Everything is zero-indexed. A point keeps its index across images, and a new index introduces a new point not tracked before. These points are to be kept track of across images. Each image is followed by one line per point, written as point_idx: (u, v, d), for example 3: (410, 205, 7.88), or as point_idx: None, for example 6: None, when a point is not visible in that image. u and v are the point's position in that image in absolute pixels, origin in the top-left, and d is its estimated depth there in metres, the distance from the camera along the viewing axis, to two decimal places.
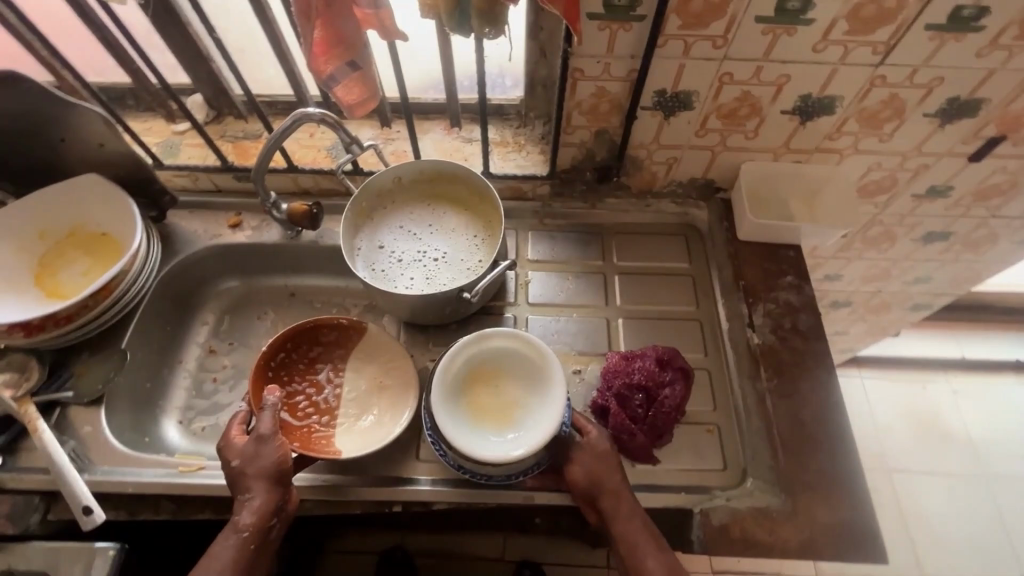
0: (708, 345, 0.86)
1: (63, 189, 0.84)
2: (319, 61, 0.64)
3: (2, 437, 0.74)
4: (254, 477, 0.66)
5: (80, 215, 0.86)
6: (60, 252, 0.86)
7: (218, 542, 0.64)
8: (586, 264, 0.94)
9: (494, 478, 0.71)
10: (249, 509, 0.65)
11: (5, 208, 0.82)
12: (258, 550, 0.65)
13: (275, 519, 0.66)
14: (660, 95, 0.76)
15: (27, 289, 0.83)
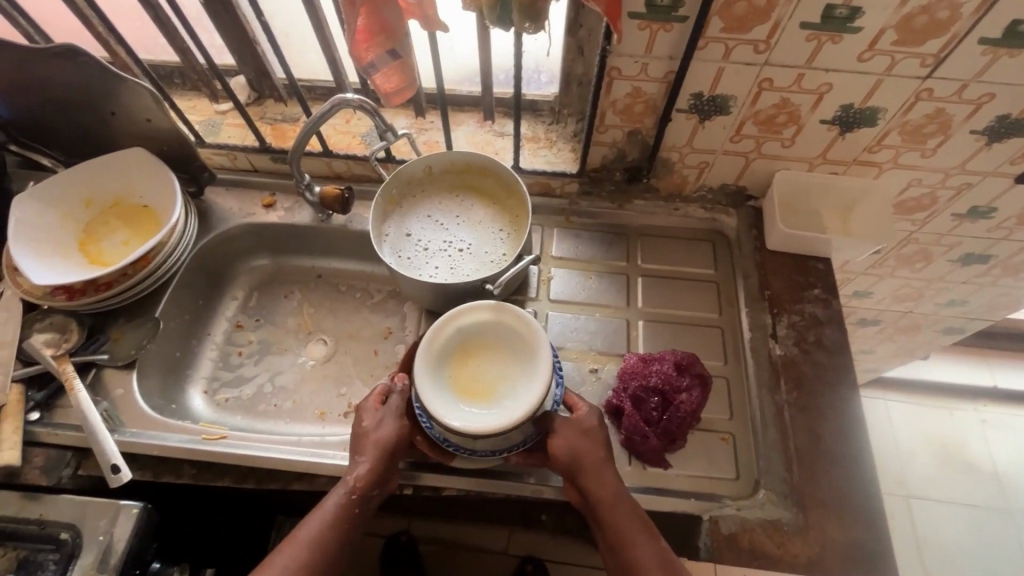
0: (729, 354, 0.86)
1: (110, 161, 0.88)
2: (360, 48, 0.65)
3: (41, 393, 0.77)
4: (371, 445, 0.71)
5: (125, 187, 0.90)
6: (104, 221, 0.90)
7: (328, 495, 0.70)
8: (609, 264, 0.93)
9: (479, 452, 0.71)
10: (359, 472, 0.70)
11: (56, 175, 0.86)
12: (356, 515, 0.70)
13: (378, 490, 0.71)
14: (697, 97, 0.75)
15: (72, 253, 0.86)
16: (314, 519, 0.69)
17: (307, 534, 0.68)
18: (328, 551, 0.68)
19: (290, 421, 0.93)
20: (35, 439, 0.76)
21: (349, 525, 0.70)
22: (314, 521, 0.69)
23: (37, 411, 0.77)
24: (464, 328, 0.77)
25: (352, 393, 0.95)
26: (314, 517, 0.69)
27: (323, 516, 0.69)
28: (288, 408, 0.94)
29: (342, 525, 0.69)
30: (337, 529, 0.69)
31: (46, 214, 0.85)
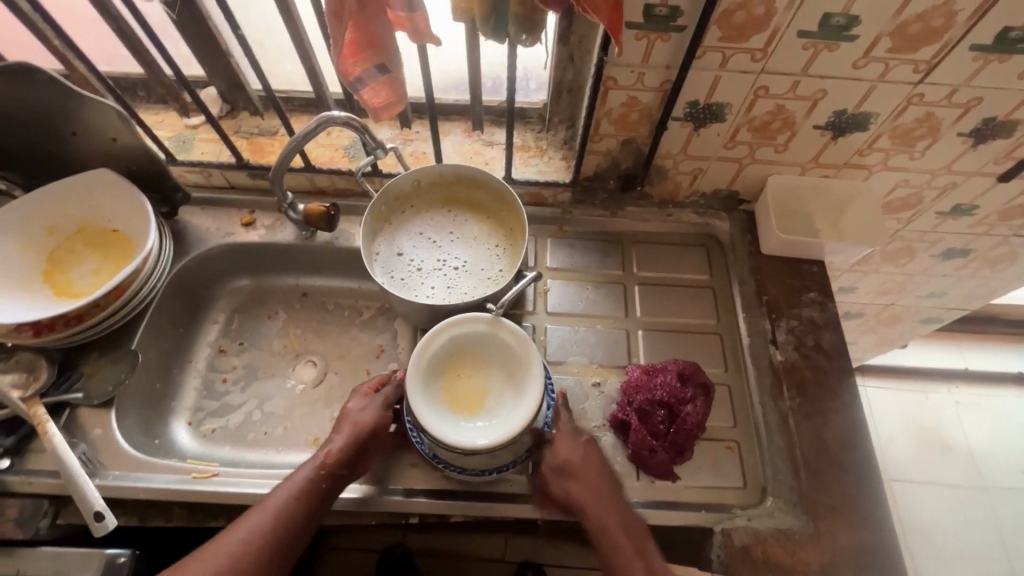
0: (729, 361, 0.85)
1: (72, 184, 0.82)
2: (348, 62, 0.62)
3: (11, 439, 0.72)
4: (349, 423, 0.71)
5: (91, 213, 0.84)
6: (71, 249, 0.84)
7: (302, 468, 0.68)
8: (605, 274, 0.92)
9: (468, 470, 0.69)
10: (335, 447, 0.69)
11: (14, 202, 0.80)
12: (324, 496, 0.67)
13: (351, 472, 0.69)
14: (693, 106, 0.74)
15: (37, 285, 0.80)
16: (283, 489, 0.67)
17: (274, 501, 0.66)
18: (290, 525, 0.65)
19: (282, 450, 0.89)
20: (8, 489, 0.71)
21: (316, 504, 0.67)
22: (281, 491, 0.66)
23: (6, 458, 0.72)
24: (454, 338, 0.72)
25: None
26: (284, 487, 0.67)
27: (292, 487, 0.67)
28: (279, 436, 0.90)
29: (311, 499, 0.67)
30: (305, 501, 0.66)
31: (7, 245, 0.80)
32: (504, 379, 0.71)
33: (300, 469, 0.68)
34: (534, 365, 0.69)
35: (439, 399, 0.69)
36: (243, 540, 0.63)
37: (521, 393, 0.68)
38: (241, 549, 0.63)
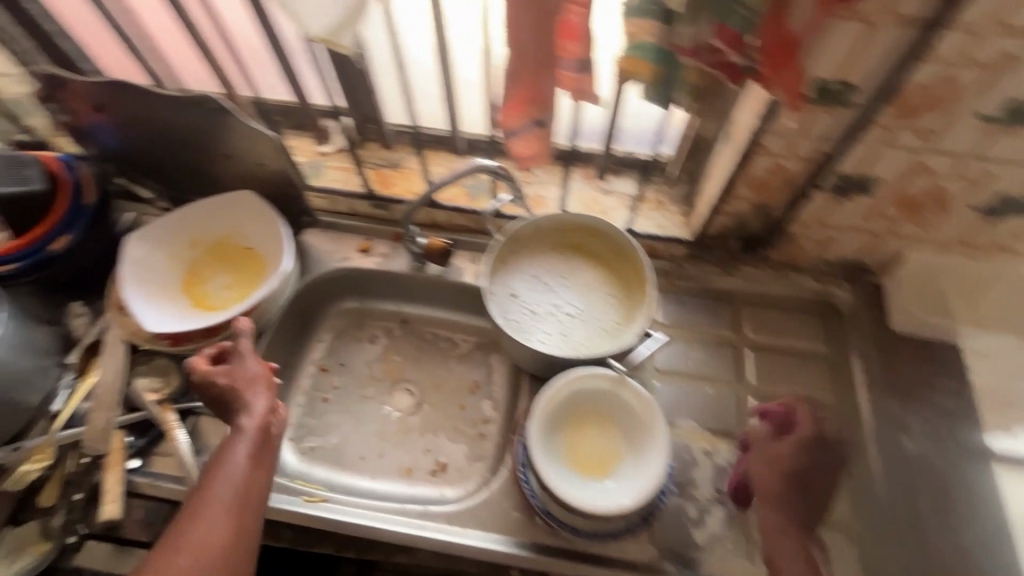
0: (849, 442, 0.81)
1: (218, 202, 0.87)
2: (510, 115, 0.63)
3: (142, 440, 0.76)
4: (244, 385, 0.69)
5: (234, 231, 0.89)
6: (208, 262, 0.89)
7: (229, 450, 0.63)
8: (716, 334, 0.89)
9: (584, 530, 0.69)
10: (253, 420, 0.66)
11: (166, 215, 0.86)
12: (265, 449, 0.66)
13: (275, 419, 0.69)
14: (841, 177, 0.72)
15: (178, 295, 0.85)
16: (222, 476, 0.62)
17: (223, 492, 0.60)
18: (254, 494, 0.62)
19: (377, 477, 0.89)
20: (134, 490, 0.73)
21: (259, 469, 0.64)
22: (221, 483, 0.61)
23: (137, 458, 0.75)
24: (576, 393, 0.71)
25: (439, 449, 0.91)
26: (218, 476, 0.61)
27: (233, 472, 0.62)
28: (373, 461, 0.90)
29: (259, 466, 0.64)
30: (250, 472, 0.63)
31: (159, 255, 0.85)
32: (624, 439, 0.71)
33: (228, 449, 0.64)
34: (659, 430, 0.68)
35: (560, 455, 0.70)
36: (224, 525, 0.59)
37: (643, 455, 0.68)
38: (229, 544, 0.58)
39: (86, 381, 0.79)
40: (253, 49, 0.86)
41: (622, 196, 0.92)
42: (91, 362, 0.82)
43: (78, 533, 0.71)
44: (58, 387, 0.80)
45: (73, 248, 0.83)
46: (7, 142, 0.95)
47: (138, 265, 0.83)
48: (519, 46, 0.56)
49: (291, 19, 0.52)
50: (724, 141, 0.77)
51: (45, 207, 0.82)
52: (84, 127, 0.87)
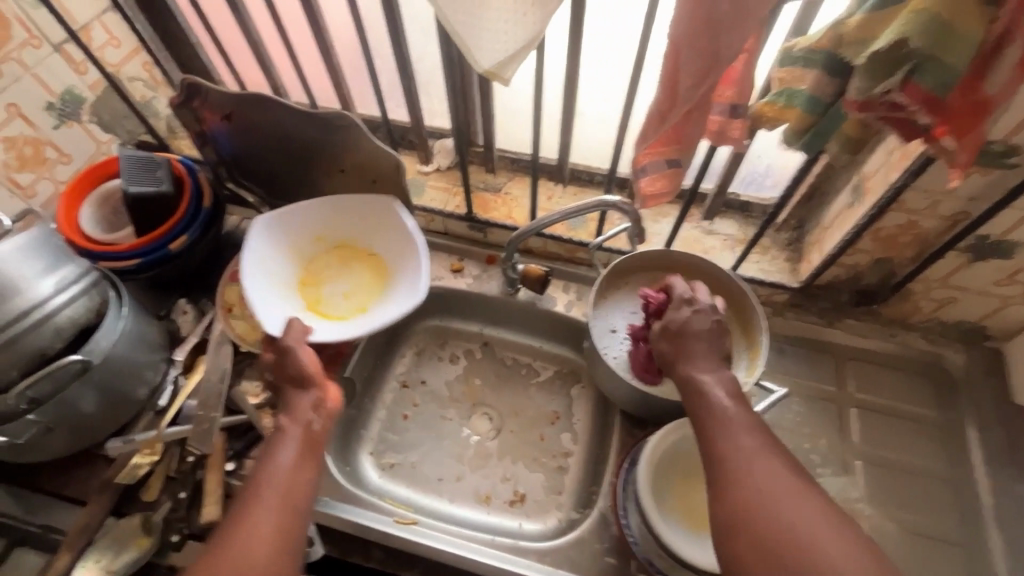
0: (965, 518, 0.76)
1: (353, 200, 0.87)
2: (645, 152, 0.62)
3: (240, 444, 0.77)
4: (286, 377, 0.65)
5: (357, 240, 0.89)
6: (333, 260, 0.89)
7: (274, 452, 0.57)
8: (818, 389, 0.85)
9: None
10: (299, 422, 0.61)
11: (301, 206, 0.86)
12: (313, 447, 0.59)
13: (319, 420, 0.61)
14: (981, 239, 0.68)
15: (293, 289, 0.85)
16: (267, 481, 0.55)
17: (266, 497, 0.53)
18: (298, 494, 0.55)
19: (456, 501, 0.86)
20: (232, 493, 0.74)
21: (306, 468, 0.57)
22: (264, 485, 0.54)
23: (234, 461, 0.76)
24: (683, 439, 0.70)
25: (518, 479, 0.87)
26: (261, 480, 0.55)
27: (277, 477, 0.55)
28: (452, 485, 0.88)
29: (309, 460, 0.58)
30: (295, 471, 0.56)
31: (284, 243, 0.86)
32: None
33: (273, 450, 0.57)
34: None
35: (668, 504, 0.68)
36: (267, 537, 0.50)
37: None
38: (269, 561, 0.49)
39: (193, 377, 0.82)
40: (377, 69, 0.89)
41: (726, 237, 0.90)
42: (198, 360, 0.85)
43: (179, 533, 0.71)
44: (164, 382, 0.82)
45: (188, 249, 0.86)
46: (131, 141, 1.00)
47: (262, 246, 0.84)
48: (676, 86, 0.54)
49: (460, 49, 0.49)
50: (851, 193, 0.75)
51: (168, 206, 0.85)
52: (207, 132, 0.87)
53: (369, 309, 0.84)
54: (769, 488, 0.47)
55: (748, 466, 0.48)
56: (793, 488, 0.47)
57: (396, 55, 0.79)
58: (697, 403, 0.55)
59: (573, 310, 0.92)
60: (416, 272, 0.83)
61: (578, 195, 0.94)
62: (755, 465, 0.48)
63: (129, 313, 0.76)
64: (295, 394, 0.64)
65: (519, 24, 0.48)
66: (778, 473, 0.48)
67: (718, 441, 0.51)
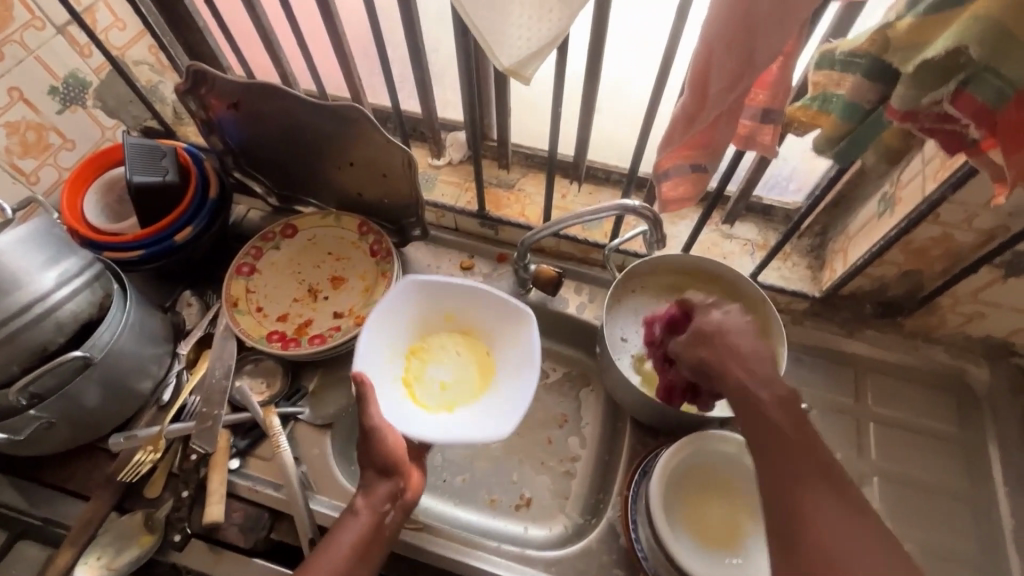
0: (983, 540, 0.74)
1: (496, 300, 0.80)
2: (669, 155, 0.59)
3: (244, 442, 0.76)
4: (368, 459, 0.67)
5: (522, 348, 0.78)
6: (439, 343, 0.82)
7: (340, 532, 0.62)
8: (836, 401, 0.83)
9: None
10: (373, 509, 0.64)
11: (444, 283, 0.80)
12: (376, 539, 0.63)
13: (392, 513, 0.65)
14: (1019, 255, 0.64)
15: (399, 358, 0.79)
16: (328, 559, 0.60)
17: None
18: None
19: (461, 504, 0.84)
20: (234, 491, 0.74)
21: (362, 561, 0.62)
22: (320, 571, 0.59)
23: (237, 459, 0.75)
24: (693, 454, 0.69)
25: (524, 482, 0.85)
26: (323, 558, 0.60)
27: (337, 560, 0.60)
28: (458, 487, 0.85)
29: (369, 552, 0.62)
30: (352, 564, 0.61)
31: (434, 310, 0.82)
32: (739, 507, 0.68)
33: (340, 533, 0.62)
34: None
35: (680, 520, 0.67)
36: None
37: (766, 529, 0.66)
38: None
39: (197, 372, 0.80)
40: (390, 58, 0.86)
41: (746, 241, 0.87)
42: (202, 354, 0.83)
43: (181, 532, 0.70)
44: (168, 376, 0.80)
45: (193, 241, 0.84)
46: (137, 127, 0.98)
47: (398, 309, 0.79)
48: (705, 90, 0.51)
49: (481, 46, 0.47)
50: (882, 202, 0.72)
51: (174, 196, 0.83)
52: (213, 120, 0.84)
53: (450, 410, 0.76)
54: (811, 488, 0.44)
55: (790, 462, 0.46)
56: (835, 490, 0.44)
57: (409, 46, 0.75)
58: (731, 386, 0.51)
59: (584, 312, 0.89)
60: (523, 386, 0.75)
61: (593, 194, 0.91)
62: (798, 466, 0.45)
63: (132, 306, 0.74)
64: (377, 478, 0.66)
65: (541, 22, 0.45)
66: (821, 476, 0.45)
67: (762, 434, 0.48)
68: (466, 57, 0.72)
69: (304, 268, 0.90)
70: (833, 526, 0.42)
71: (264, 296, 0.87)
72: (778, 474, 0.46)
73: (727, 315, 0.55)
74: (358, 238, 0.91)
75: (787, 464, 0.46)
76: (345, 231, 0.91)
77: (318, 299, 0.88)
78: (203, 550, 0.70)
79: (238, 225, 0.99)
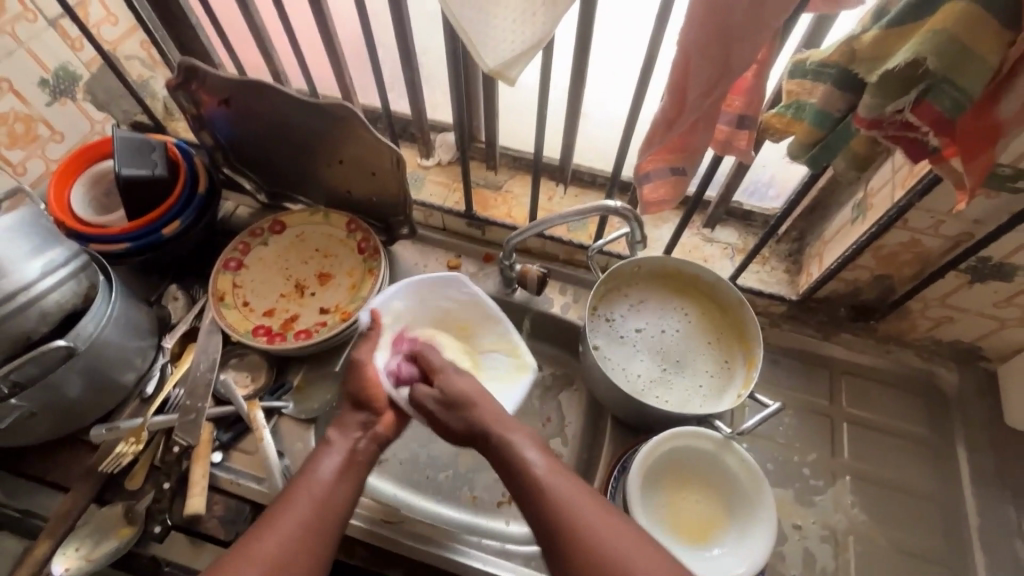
0: (949, 536, 0.76)
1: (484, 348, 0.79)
2: (649, 158, 0.61)
3: (228, 435, 0.76)
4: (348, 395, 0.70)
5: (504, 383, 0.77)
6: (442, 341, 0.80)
7: (317, 462, 0.61)
8: (812, 402, 0.85)
9: None
10: (347, 439, 0.65)
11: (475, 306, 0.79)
12: (353, 468, 0.62)
13: (364, 441, 0.65)
14: (982, 260, 0.67)
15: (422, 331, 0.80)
16: (309, 488, 0.59)
17: (295, 504, 0.56)
18: (333, 509, 0.58)
19: (443, 499, 0.85)
20: (216, 485, 0.74)
21: (344, 487, 0.60)
22: (300, 488, 0.58)
23: (220, 452, 0.75)
24: (673, 448, 0.70)
25: (506, 479, 0.86)
26: (305, 484, 0.59)
27: (317, 488, 0.58)
28: (440, 482, 0.86)
29: (350, 476, 0.61)
30: (334, 488, 0.59)
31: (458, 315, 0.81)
32: (712, 500, 0.70)
33: (316, 459, 0.62)
34: (759, 494, 0.66)
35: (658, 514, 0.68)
36: (297, 528, 0.54)
37: (740, 519, 0.67)
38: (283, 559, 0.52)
39: (181, 365, 0.80)
40: (381, 60, 0.87)
41: (726, 245, 0.90)
42: (187, 348, 0.83)
43: (162, 524, 0.70)
44: (152, 369, 0.81)
45: (180, 235, 0.84)
46: (127, 122, 0.98)
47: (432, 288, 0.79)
48: (682, 97, 0.53)
49: (466, 47, 0.48)
50: (854, 209, 0.74)
51: (162, 190, 0.83)
52: (204, 115, 0.85)
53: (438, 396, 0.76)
54: (567, 505, 0.53)
55: (544, 516, 0.54)
56: (582, 497, 0.54)
57: (400, 49, 0.77)
58: (489, 427, 0.63)
59: (569, 312, 0.90)
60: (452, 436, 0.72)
61: (579, 197, 0.92)
62: (548, 482, 0.56)
63: (118, 298, 0.74)
64: (351, 411, 0.69)
65: (524, 27, 0.47)
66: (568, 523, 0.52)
67: (533, 483, 0.56)
68: (455, 60, 0.74)
69: (291, 264, 0.91)
70: (577, 518, 0.52)
71: (251, 291, 0.87)
72: (566, 505, 0.53)
73: (467, 380, 0.69)
74: (346, 235, 0.92)
75: (555, 492, 0.54)
76: (334, 229, 0.92)
77: (305, 296, 0.89)
78: (184, 542, 0.70)
79: (227, 220, 0.99)
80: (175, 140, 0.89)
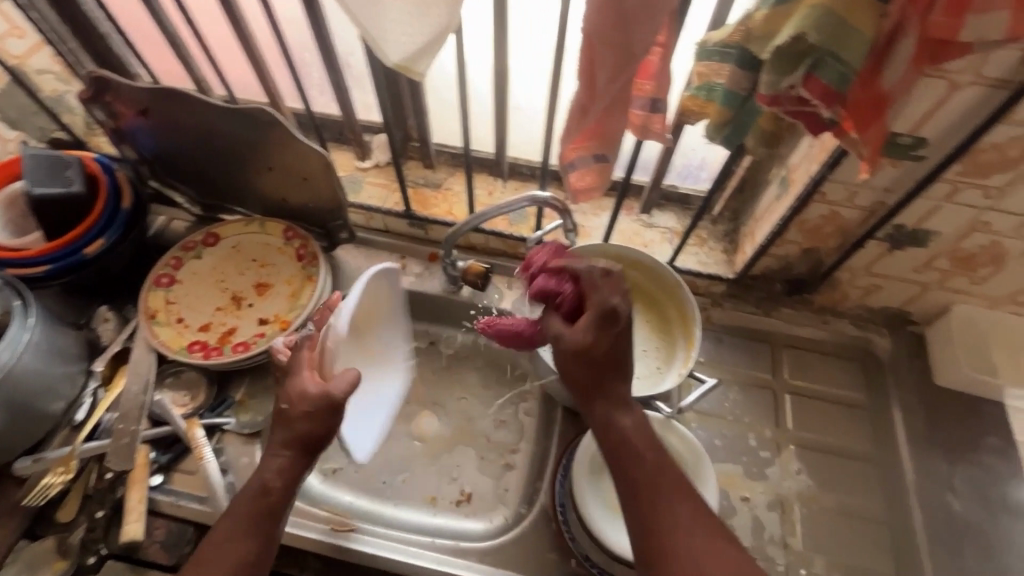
0: (890, 496, 0.79)
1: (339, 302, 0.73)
2: (569, 147, 0.61)
3: (167, 456, 0.74)
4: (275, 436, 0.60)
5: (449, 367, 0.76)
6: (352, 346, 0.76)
7: (231, 520, 0.57)
8: (756, 377, 0.87)
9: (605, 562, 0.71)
10: (270, 489, 0.59)
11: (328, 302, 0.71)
12: (271, 521, 0.58)
13: (289, 488, 0.60)
14: (896, 228, 0.71)
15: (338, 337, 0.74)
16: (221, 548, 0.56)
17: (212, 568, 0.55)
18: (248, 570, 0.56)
19: (402, 504, 0.82)
20: (154, 508, 0.71)
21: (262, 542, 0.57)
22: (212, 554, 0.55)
23: (159, 474, 0.73)
24: None
25: (465, 477, 0.83)
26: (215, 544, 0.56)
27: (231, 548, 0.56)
28: (397, 487, 0.83)
29: (265, 533, 0.58)
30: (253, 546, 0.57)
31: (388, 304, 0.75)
32: None
33: (235, 514, 0.58)
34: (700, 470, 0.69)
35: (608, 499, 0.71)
36: None
37: None
38: None
39: (113, 390, 0.77)
40: (307, 62, 0.85)
41: (665, 230, 0.91)
42: (119, 370, 0.80)
43: (97, 554, 0.69)
44: (82, 395, 0.77)
45: (106, 253, 0.80)
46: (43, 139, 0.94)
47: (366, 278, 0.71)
48: (592, 82, 0.53)
49: (369, 48, 0.48)
50: (779, 185, 0.76)
51: (82, 208, 0.80)
52: (123, 128, 0.82)
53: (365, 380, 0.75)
54: (663, 497, 0.55)
55: (625, 472, 0.57)
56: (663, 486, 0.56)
57: (322, 51, 0.75)
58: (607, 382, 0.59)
59: (514, 305, 0.90)
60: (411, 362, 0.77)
61: (519, 190, 0.93)
62: (645, 454, 0.58)
63: (36, 324, 0.71)
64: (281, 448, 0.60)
65: (422, 20, 0.46)
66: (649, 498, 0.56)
67: (625, 445, 0.58)
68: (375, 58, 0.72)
69: (227, 276, 0.88)
70: (659, 495, 0.55)
71: (185, 306, 0.85)
72: (650, 478, 0.56)
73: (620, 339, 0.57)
74: (283, 243, 0.90)
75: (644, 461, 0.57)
76: (270, 236, 0.90)
77: (243, 307, 0.86)
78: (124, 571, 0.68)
79: (159, 235, 0.97)
80: (93, 155, 0.85)
